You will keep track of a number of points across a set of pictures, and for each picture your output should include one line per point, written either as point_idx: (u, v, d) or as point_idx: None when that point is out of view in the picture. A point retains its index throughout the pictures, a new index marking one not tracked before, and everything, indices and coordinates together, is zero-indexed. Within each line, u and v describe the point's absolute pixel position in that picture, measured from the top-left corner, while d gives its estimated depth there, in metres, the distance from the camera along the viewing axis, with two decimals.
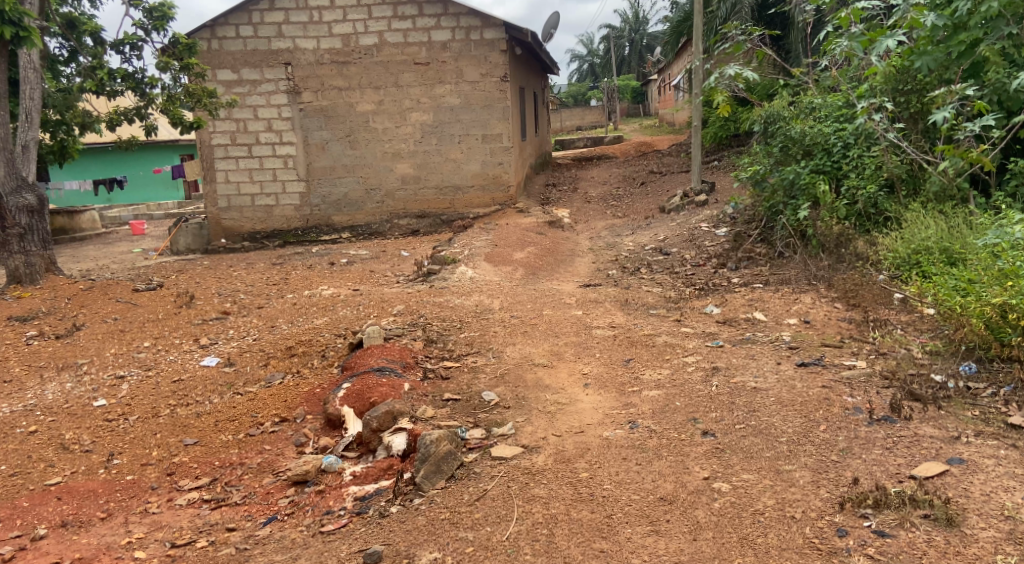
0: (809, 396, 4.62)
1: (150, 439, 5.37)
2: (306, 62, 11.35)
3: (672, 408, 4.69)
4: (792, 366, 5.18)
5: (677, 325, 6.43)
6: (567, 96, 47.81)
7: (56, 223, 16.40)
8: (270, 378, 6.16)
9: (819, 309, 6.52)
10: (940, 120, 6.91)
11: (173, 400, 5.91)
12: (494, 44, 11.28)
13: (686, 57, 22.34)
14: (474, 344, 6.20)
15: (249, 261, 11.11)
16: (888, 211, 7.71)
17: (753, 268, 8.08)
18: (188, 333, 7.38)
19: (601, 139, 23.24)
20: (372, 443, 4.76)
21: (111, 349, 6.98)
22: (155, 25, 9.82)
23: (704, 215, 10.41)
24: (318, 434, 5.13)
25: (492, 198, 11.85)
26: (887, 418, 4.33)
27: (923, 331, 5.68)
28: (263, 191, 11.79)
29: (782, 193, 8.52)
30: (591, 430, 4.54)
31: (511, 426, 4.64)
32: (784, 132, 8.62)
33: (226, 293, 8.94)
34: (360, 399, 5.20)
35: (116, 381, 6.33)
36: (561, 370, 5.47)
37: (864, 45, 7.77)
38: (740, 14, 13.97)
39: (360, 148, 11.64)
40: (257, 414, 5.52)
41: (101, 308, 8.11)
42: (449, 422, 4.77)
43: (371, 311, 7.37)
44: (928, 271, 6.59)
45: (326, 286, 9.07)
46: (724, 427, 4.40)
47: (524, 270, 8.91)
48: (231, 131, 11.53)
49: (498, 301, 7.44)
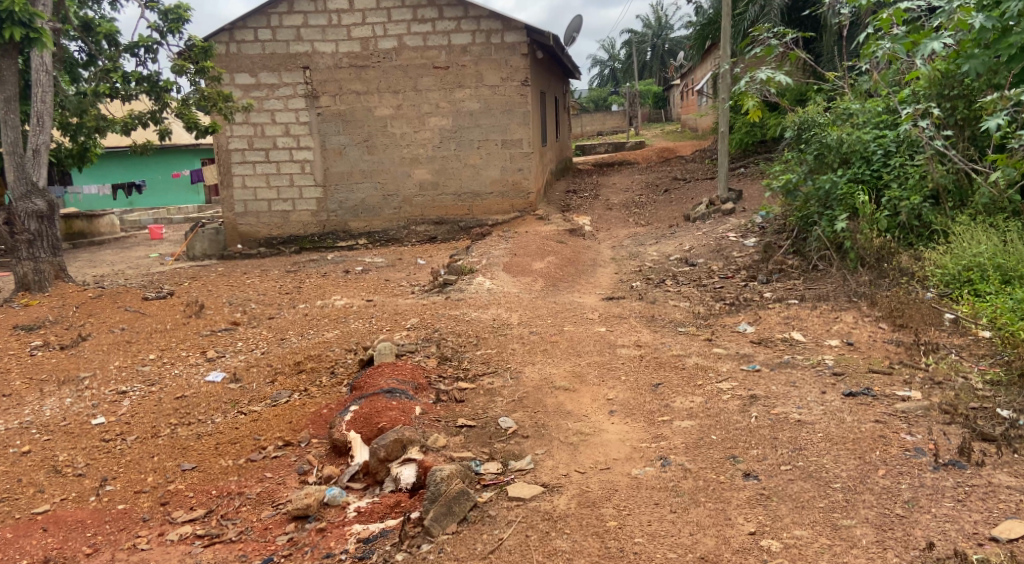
0: (862, 434, 4.19)
1: (145, 463, 4.98)
2: (324, 66, 11.04)
3: (707, 442, 4.27)
4: (838, 397, 4.74)
5: (708, 345, 5.99)
6: (588, 100, 47.44)
7: (75, 227, 16.12)
8: (276, 396, 5.78)
9: (862, 330, 6.08)
10: (992, 128, 6.39)
11: (174, 419, 5.55)
12: (516, 48, 10.89)
13: (711, 60, 21.87)
14: (491, 363, 5.81)
15: (263, 268, 10.80)
16: (933, 223, 7.26)
17: (787, 282, 7.63)
18: (195, 345, 7.05)
19: (622, 144, 22.83)
20: (380, 473, 4.34)
21: (115, 362, 6.64)
22: (170, 27, 9.52)
23: (732, 224, 9.96)
24: (322, 462, 4.71)
25: (512, 205, 11.45)
26: (954, 462, 3.89)
27: (980, 357, 5.33)
28: (280, 197, 11.48)
29: (817, 202, 8.07)
30: (618, 466, 4.14)
31: (530, 460, 4.25)
32: (819, 140, 8.19)
33: (237, 301, 8.62)
34: (368, 424, 4.75)
35: (117, 397, 5.98)
36: (584, 396, 5.05)
37: (908, 48, 7.33)
38: (770, 16, 13.57)
39: (378, 153, 11.29)
40: (260, 437, 5.12)
41: (108, 317, 7.80)
42: (462, 454, 4.37)
43: (383, 324, 7.00)
44: (982, 290, 6.21)
45: (339, 296, 8.71)
46: (768, 468, 3.99)
47: (545, 281, 8.52)
48: (249, 135, 11.24)
49: (517, 316, 7.04)
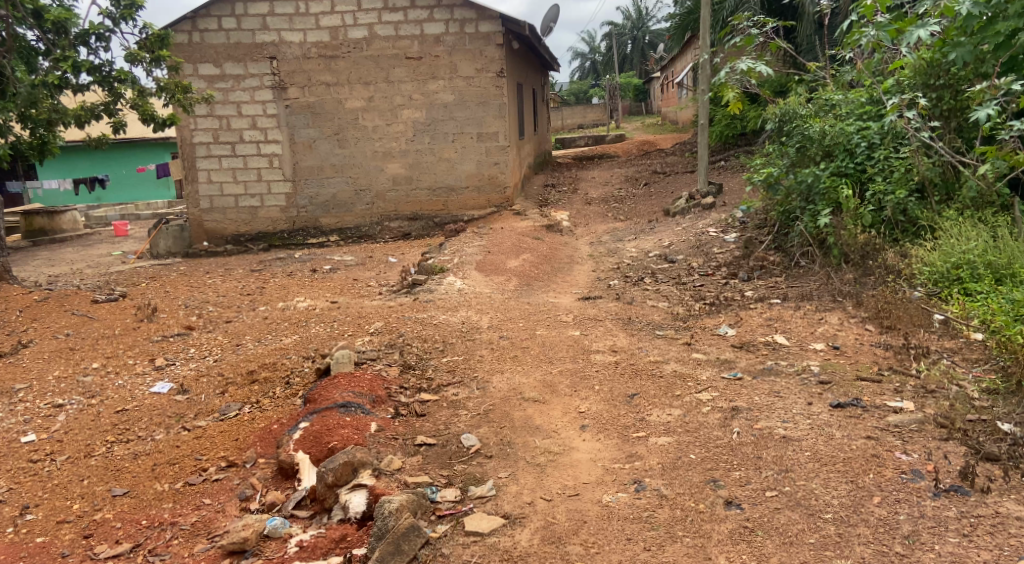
0: (853, 453, 3.86)
1: (73, 488, 4.57)
2: (292, 57, 10.59)
3: (685, 463, 3.92)
4: (826, 409, 4.41)
5: (687, 350, 5.63)
6: (568, 93, 47.09)
7: (35, 224, 15.58)
8: (224, 410, 5.37)
9: (848, 333, 5.75)
10: (982, 118, 6.11)
11: (112, 436, 5.13)
12: (491, 38, 10.48)
13: (691, 52, 21.51)
14: (457, 372, 5.41)
15: (227, 267, 10.36)
16: (920, 219, 6.95)
17: (768, 280, 7.30)
18: (144, 352, 6.61)
19: (602, 137, 22.43)
20: (327, 500, 3.99)
21: (56, 372, 6.18)
22: (123, 14, 8.45)
23: (712, 219, 9.62)
24: (267, 486, 4.32)
25: (488, 200, 11.07)
26: (957, 487, 3.58)
27: (973, 361, 5.06)
28: (247, 192, 11.03)
29: (799, 197, 7.74)
30: (589, 492, 3.79)
31: (492, 486, 3.89)
32: (801, 132, 7.83)
33: (193, 304, 8.16)
34: (317, 445, 4.39)
35: (52, 411, 5.54)
36: (554, 408, 4.67)
37: (893, 35, 6.98)
38: (749, 5, 13.23)
39: (349, 146, 10.85)
40: (201, 457, 4.73)
41: (53, 322, 7.32)
42: (418, 478, 4.00)
43: (346, 329, 6.59)
44: (974, 290, 5.93)
45: (303, 297, 8.29)
46: (751, 494, 3.66)
47: (519, 281, 8.15)
48: (213, 129, 10.76)
49: (488, 318, 6.65)
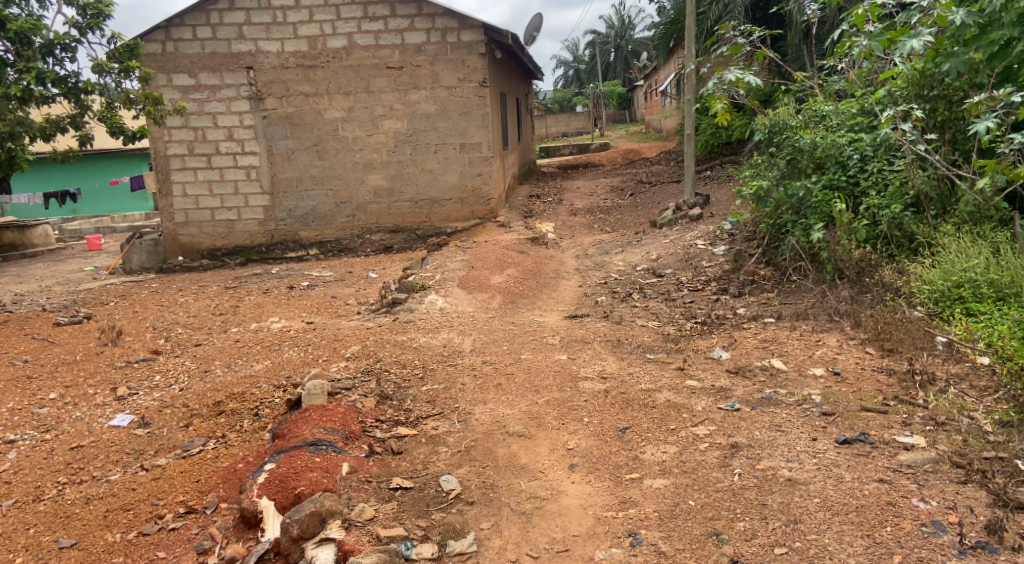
0: (866, 500, 3.60)
1: (19, 538, 4.22)
2: (270, 66, 10.25)
3: (683, 511, 3.65)
4: (832, 445, 4.10)
5: (680, 376, 5.32)
6: (552, 102, 46.79)
7: (4, 239, 15.08)
8: (187, 445, 5.01)
9: (848, 356, 5.46)
10: (981, 132, 5.79)
11: (64, 476, 4.77)
12: (473, 47, 10.20)
13: (676, 60, 21.33)
14: (437, 403, 5.06)
15: (201, 283, 9.98)
16: (917, 234, 6.65)
17: (760, 296, 7.03)
18: (106, 381, 6.20)
19: (586, 147, 22.14)
20: (292, 555, 3.64)
21: (9, 403, 5.78)
22: (90, 24, 8.01)
23: (699, 231, 9.34)
24: (228, 537, 3.98)
25: (471, 212, 10.74)
26: (984, 544, 3.34)
27: (982, 389, 4.78)
28: (223, 205, 10.64)
29: (790, 210, 7.44)
30: (580, 547, 3.54)
31: (473, 541, 3.63)
32: (791, 144, 7.52)
33: (162, 326, 7.77)
34: (283, 490, 4.02)
35: (1, 448, 5.15)
36: (541, 444, 4.34)
37: (885, 46, 6.62)
38: (735, 14, 13.00)
39: (329, 158, 10.50)
40: (159, 501, 4.39)
41: (11, 347, 6.92)
42: (391, 531, 3.70)
43: (320, 354, 6.22)
44: (977, 311, 5.66)
45: (277, 317, 7.92)
46: (757, 551, 3.41)
47: (503, 298, 7.82)
48: (188, 140, 10.39)
49: (470, 341, 6.31)
